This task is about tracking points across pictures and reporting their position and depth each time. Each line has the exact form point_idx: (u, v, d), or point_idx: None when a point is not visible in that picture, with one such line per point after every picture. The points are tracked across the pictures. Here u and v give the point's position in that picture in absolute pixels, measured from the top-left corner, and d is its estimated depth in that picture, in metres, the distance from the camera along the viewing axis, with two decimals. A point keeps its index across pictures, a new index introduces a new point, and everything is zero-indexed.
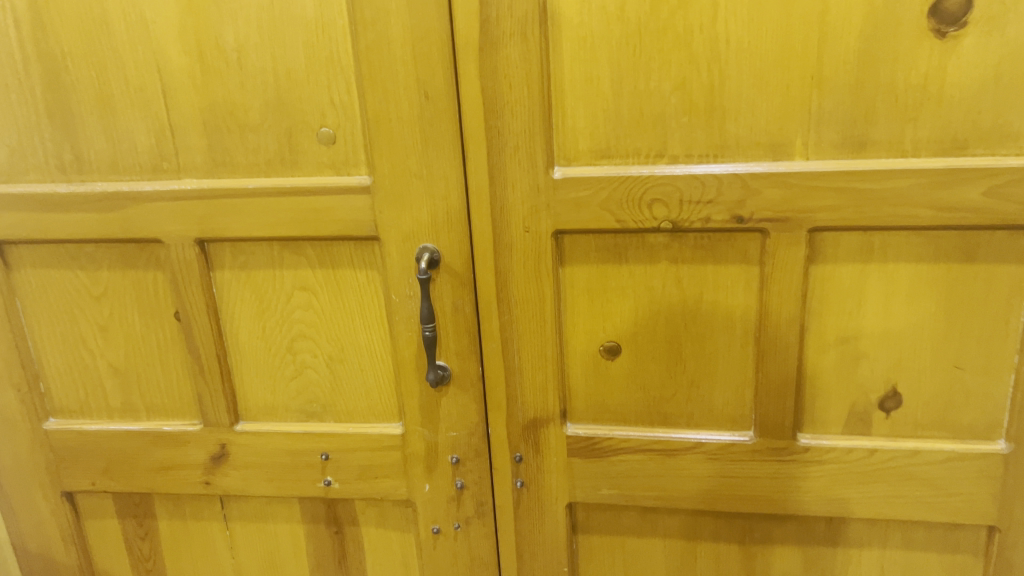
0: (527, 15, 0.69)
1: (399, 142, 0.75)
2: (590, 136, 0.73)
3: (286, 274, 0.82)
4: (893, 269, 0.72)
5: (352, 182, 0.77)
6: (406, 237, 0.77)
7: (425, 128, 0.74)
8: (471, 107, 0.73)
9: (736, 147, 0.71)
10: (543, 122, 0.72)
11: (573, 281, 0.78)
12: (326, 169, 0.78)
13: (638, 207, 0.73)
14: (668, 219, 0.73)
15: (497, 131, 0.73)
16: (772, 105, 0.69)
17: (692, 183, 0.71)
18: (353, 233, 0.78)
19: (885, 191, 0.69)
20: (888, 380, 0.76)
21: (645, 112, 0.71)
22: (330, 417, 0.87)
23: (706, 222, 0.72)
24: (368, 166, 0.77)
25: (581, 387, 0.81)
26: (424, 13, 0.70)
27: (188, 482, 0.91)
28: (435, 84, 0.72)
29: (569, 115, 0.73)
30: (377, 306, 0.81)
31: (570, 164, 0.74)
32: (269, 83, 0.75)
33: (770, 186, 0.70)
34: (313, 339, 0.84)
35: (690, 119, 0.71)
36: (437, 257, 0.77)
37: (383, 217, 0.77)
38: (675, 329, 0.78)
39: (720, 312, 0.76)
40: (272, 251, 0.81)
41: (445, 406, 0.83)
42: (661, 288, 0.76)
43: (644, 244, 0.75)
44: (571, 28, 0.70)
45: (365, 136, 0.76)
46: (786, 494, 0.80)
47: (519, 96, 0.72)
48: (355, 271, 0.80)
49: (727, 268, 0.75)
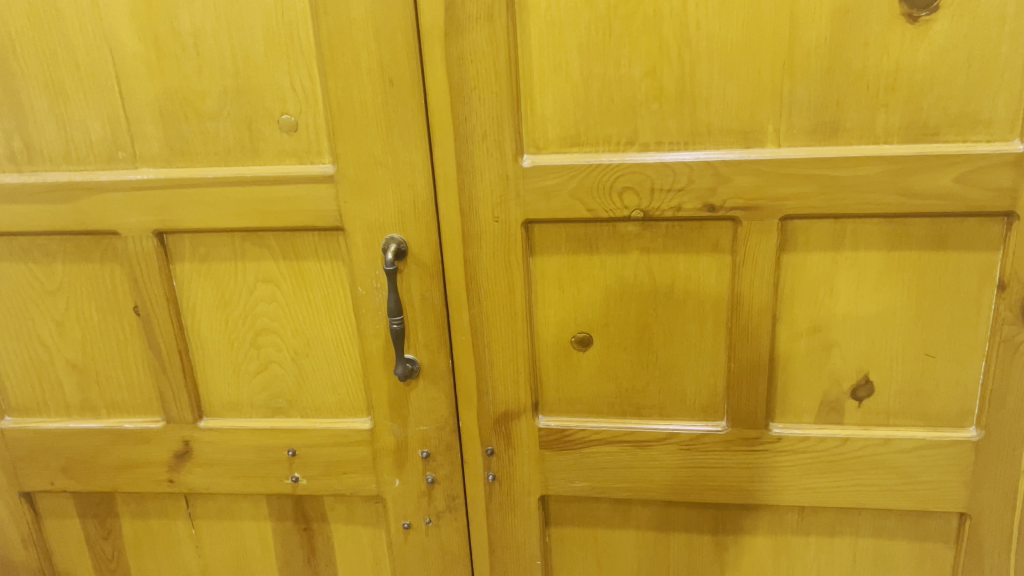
0: None
1: (364, 130, 0.73)
2: (559, 123, 0.71)
3: (249, 267, 0.79)
4: (865, 257, 0.72)
5: (315, 171, 0.75)
6: (371, 228, 0.75)
7: (390, 115, 0.72)
8: (436, 95, 0.71)
9: (707, 134, 0.70)
10: (511, 110, 0.71)
11: (544, 271, 0.76)
12: (288, 158, 0.75)
13: (608, 196, 0.72)
14: (639, 208, 0.72)
15: (464, 119, 0.71)
16: (743, 91, 0.68)
17: (663, 171, 0.70)
18: (317, 224, 0.76)
19: (857, 178, 0.68)
20: (860, 369, 0.75)
21: (615, 99, 0.70)
22: (296, 412, 0.85)
23: (678, 210, 0.71)
24: (332, 155, 0.74)
25: (553, 379, 0.80)
26: None
27: (151, 481, 0.88)
28: (400, 71, 0.70)
29: (538, 102, 0.71)
30: (344, 299, 0.79)
31: (539, 152, 0.72)
32: (228, 69, 0.73)
33: (742, 173, 0.69)
34: (277, 333, 0.81)
35: (660, 105, 0.69)
36: (404, 248, 0.75)
37: (348, 207, 0.75)
38: (646, 319, 0.77)
39: (692, 301, 0.75)
40: (234, 243, 0.79)
41: (414, 400, 0.81)
42: (633, 277, 0.75)
43: (615, 233, 0.74)
44: (538, 12, 0.68)
45: (329, 124, 0.73)
46: (759, 484, 0.80)
47: (486, 82, 0.70)
48: (319, 263, 0.78)
49: (699, 257, 0.74)
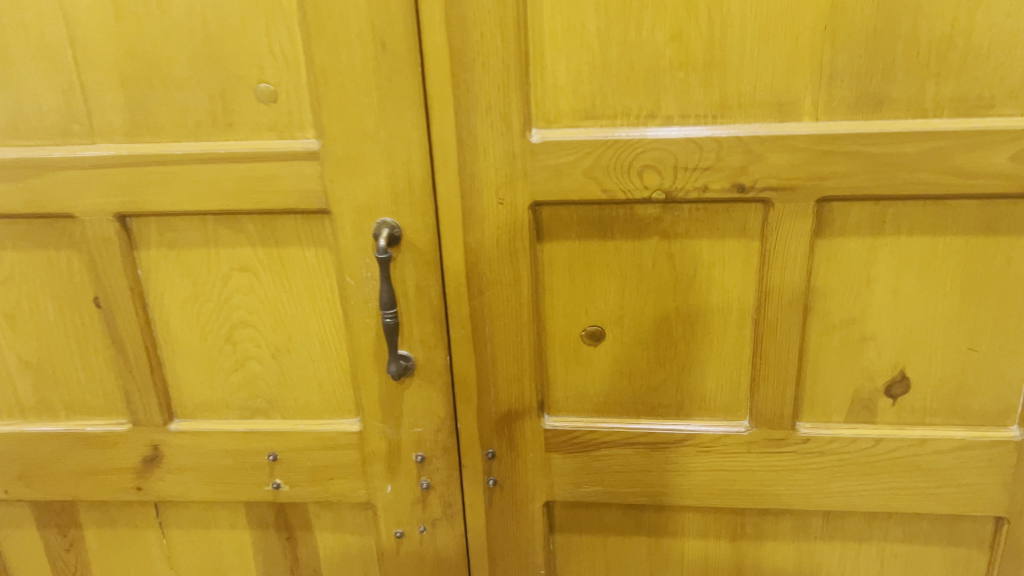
0: None
1: (352, 100, 0.65)
2: (571, 93, 0.64)
3: (223, 254, 0.71)
4: (907, 242, 0.65)
5: (297, 147, 0.66)
6: (361, 211, 0.68)
7: (382, 84, 0.64)
8: (435, 61, 0.63)
9: (738, 106, 0.62)
10: (519, 79, 0.63)
11: (553, 258, 0.69)
12: (266, 132, 0.67)
13: (627, 175, 0.65)
14: (661, 188, 0.65)
15: (465, 88, 0.64)
16: (779, 58, 0.61)
17: (689, 147, 0.63)
18: (299, 206, 0.68)
19: (904, 156, 0.62)
20: (895, 365, 0.69)
21: (635, 66, 0.62)
22: (277, 413, 0.77)
23: (703, 191, 0.64)
24: (316, 128, 0.66)
25: (561, 376, 0.73)
26: None
27: (117, 488, 0.80)
28: (393, 33, 0.62)
29: (549, 69, 0.63)
30: (329, 289, 0.72)
31: (550, 126, 0.65)
32: (197, 30, 0.64)
33: (776, 150, 0.62)
34: (256, 327, 0.74)
35: (686, 73, 0.62)
36: (397, 233, 0.68)
37: (334, 188, 0.67)
38: (665, 310, 0.70)
39: (715, 291, 0.69)
40: (207, 228, 0.70)
41: (409, 400, 0.74)
42: (651, 266, 0.68)
43: (632, 216, 0.67)
44: None
45: (312, 94, 0.65)
46: (782, 488, 0.74)
47: (491, 47, 0.62)
48: (303, 250, 0.70)
49: (724, 243, 0.67)
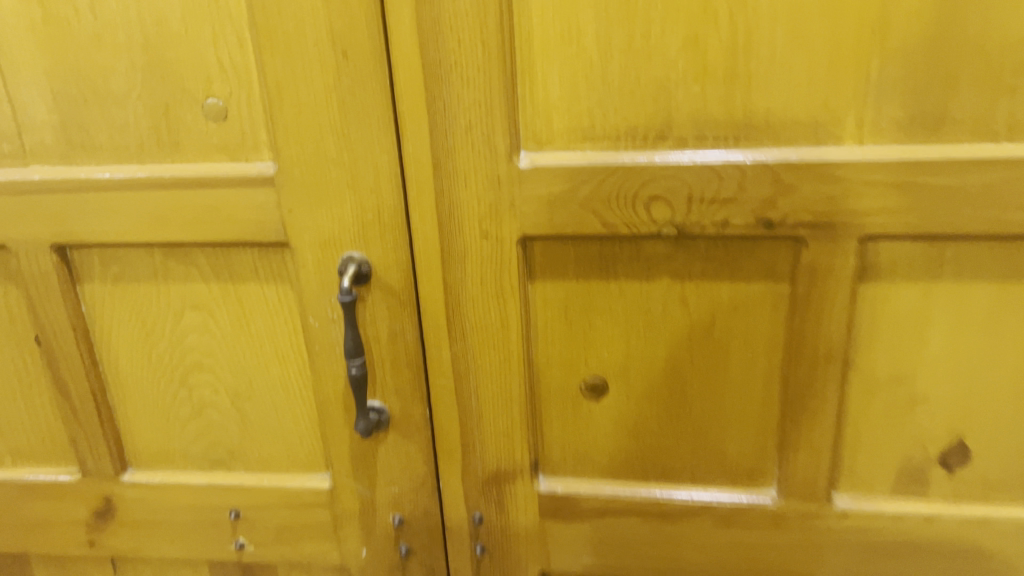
0: None
1: (311, 119, 0.55)
2: (566, 110, 0.54)
3: (174, 290, 0.63)
4: (969, 290, 0.54)
5: (250, 171, 0.58)
6: (325, 244, 0.59)
7: (345, 100, 0.55)
8: (405, 73, 0.54)
9: (766, 126, 0.52)
10: (503, 94, 0.53)
11: (547, 299, 0.60)
12: (216, 154, 0.58)
13: (631, 208, 0.55)
14: (672, 223, 0.55)
15: (441, 104, 0.54)
16: (816, 70, 0.50)
17: (705, 175, 0.53)
18: (255, 238, 0.59)
19: (968, 188, 0.51)
20: (951, 431, 0.58)
21: (642, 79, 0.52)
22: (240, 466, 0.69)
23: (722, 227, 0.54)
24: (272, 150, 0.57)
25: (558, 434, 0.64)
26: None
27: (68, 543, 0.73)
28: (356, 40, 0.53)
29: (539, 82, 0.54)
30: (293, 330, 0.63)
31: (541, 148, 0.55)
32: (135, 37, 0.56)
33: (811, 180, 0.52)
34: (213, 371, 0.65)
35: (702, 88, 0.52)
36: (366, 270, 0.59)
37: (294, 218, 0.58)
38: (678, 362, 0.60)
39: (737, 342, 0.58)
40: (154, 262, 0.62)
41: (384, 456, 0.65)
42: (661, 311, 0.58)
43: (639, 254, 0.57)
44: None
45: (265, 110, 0.56)
46: (815, 569, 0.63)
47: (470, 56, 0.53)
48: (262, 286, 0.62)
49: (749, 288, 0.56)
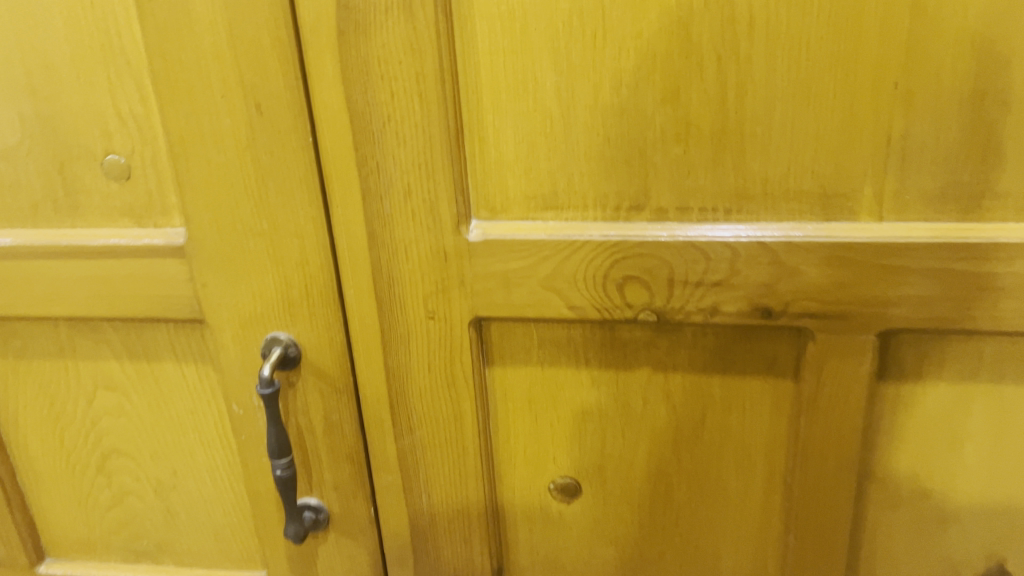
0: None
1: (224, 181, 0.47)
2: (524, 173, 0.45)
3: (83, 367, 0.55)
4: (1012, 393, 0.45)
5: (159, 238, 0.49)
6: (247, 323, 0.50)
7: (261, 160, 0.46)
8: (330, 130, 0.45)
9: (764, 197, 0.43)
10: (447, 155, 0.45)
11: (507, 389, 0.50)
12: (120, 218, 0.50)
13: (602, 289, 0.45)
14: (650, 308, 0.45)
15: (374, 166, 0.45)
16: (823, 131, 0.41)
17: (690, 254, 0.44)
18: (168, 314, 0.51)
19: (1010, 276, 0.41)
20: (989, 554, 0.48)
21: (613, 139, 0.43)
22: (166, 559, 0.60)
23: (711, 314, 0.45)
24: (182, 215, 0.49)
25: (524, 540, 0.55)
26: None
27: None
28: (271, 91, 0.44)
29: (491, 141, 0.45)
30: (217, 416, 0.54)
31: (495, 217, 0.46)
32: (21, 84, 0.47)
33: (819, 262, 0.43)
34: (130, 457, 0.57)
35: (686, 150, 0.43)
36: (294, 353, 0.50)
37: (210, 293, 0.50)
38: (662, 465, 0.50)
39: (731, 444, 0.49)
40: (59, 337, 0.54)
41: (325, 557, 0.57)
42: (641, 407, 0.49)
43: (614, 341, 0.47)
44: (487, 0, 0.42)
45: (173, 170, 0.48)
46: None
47: (406, 110, 0.44)
48: (179, 366, 0.53)
49: (745, 383, 0.47)
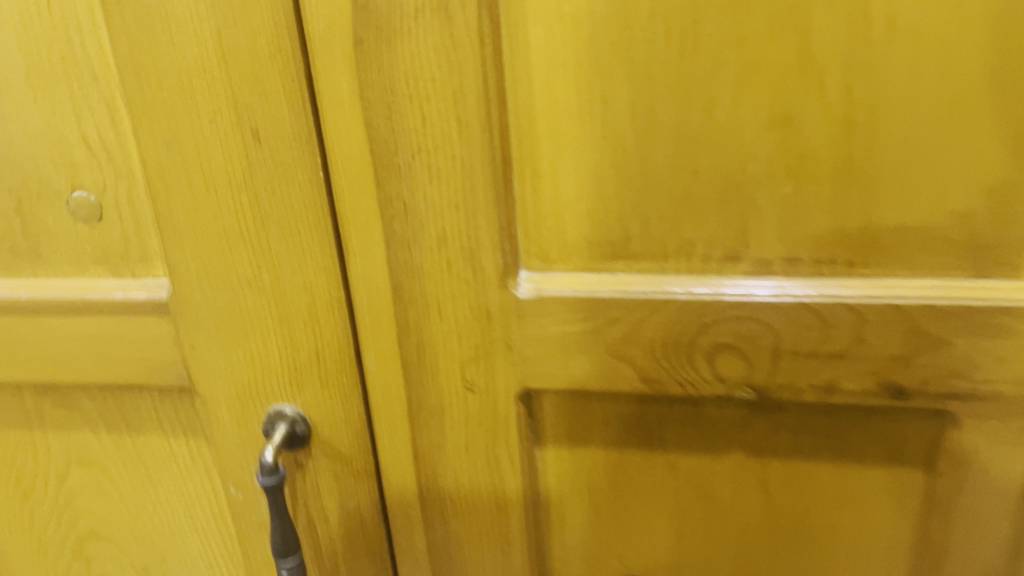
0: None
1: (213, 225, 0.38)
2: (587, 215, 0.36)
3: (55, 440, 0.46)
4: None
5: (137, 293, 0.41)
6: (246, 393, 0.42)
7: (260, 200, 0.37)
8: (346, 162, 0.36)
9: (897, 248, 0.34)
10: (492, 193, 0.36)
11: (562, 474, 0.41)
12: (91, 267, 0.41)
13: (686, 359, 0.36)
14: (748, 383, 0.36)
15: (400, 207, 0.36)
16: (980, 167, 0.32)
17: (802, 318, 0.35)
18: (151, 381, 0.42)
19: None
20: None
21: (703, 174, 0.34)
22: None
23: (826, 392, 0.36)
24: (165, 265, 0.40)
25: None
26: None
27: None
28: (271, 116, 0.35)
29: (547, 176, 0.36)
30: (212, 497, 0.46)
31: (550, 267, 0.37)
32: None
33: (969, 331, 0.34)
34: (112, 542, 0.48)
35: (797, 188, 0.34)
36: (303, 430, 0.42)
37: (200, 358, 0.41)
38: (753, 566, 0.41)
39: (841, 545, 0.40)
40: (25, 405, 0.45)
41: None
42: (730, 497, 0.40)
43: (698, 419, 0.38)
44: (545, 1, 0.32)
45: (152, 212, 0.39)
46: None
47: (441, 139, 0.35)
48: (166, 440, 0.45)
49: (862, 473, 0.38)
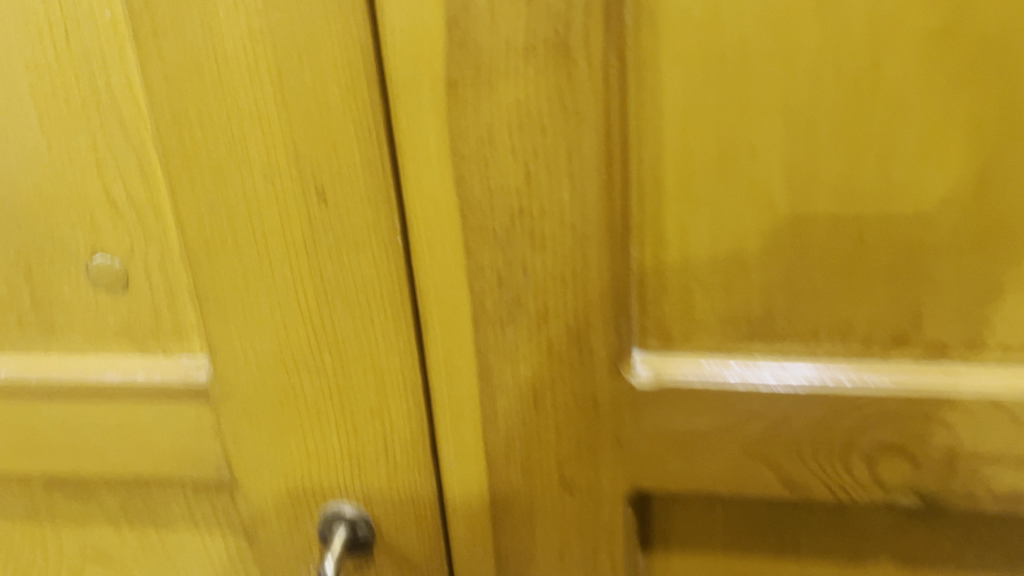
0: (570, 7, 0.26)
1: (266, 300, 0.32)
2: (722, 291, 0.30)
3: (68, 537, 0.40)
4: None
5: (171, 376, 0.34)
6: (299, 490, 0.35)
7: (324, 271, 0.31)
8: (430, 228, 0.30)
9: None
10: (607, 266, 0.29)
11: None
12: (115, 345, 0.35)
13: (840, 459, 0.31)
14: (914, 489, 0.31)
15: (493, 281, 0.30)
16: None
17: (987, 417, 0.29)
18: (186, 475, 0.36)
19: None
20: None
21: (870, 245, 0.28)
22: None
23: (1010, 501, 0.30)
24: (204, 343, 0.34)
25: None
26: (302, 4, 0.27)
27: None
28: (343, 173, 0.29)
29: (673, 246, 0.29)
30: None
31: (672, 349, 0.31)
32: None
33: None
34: None
35: (987, 262, 0.28)
36: (365, 530, 0.36)
37: (245, 450, 0.35)
38: None
39: None
40: (34, 497, 0.39)
41: None
42: None
43: (844, 527, 0.32)
44: (686, 39, 0.26)
45: (191, 283, 0.33)
46: None
47: (548, 202, 0.29)
48: (200, 540, 0.38)
49: None
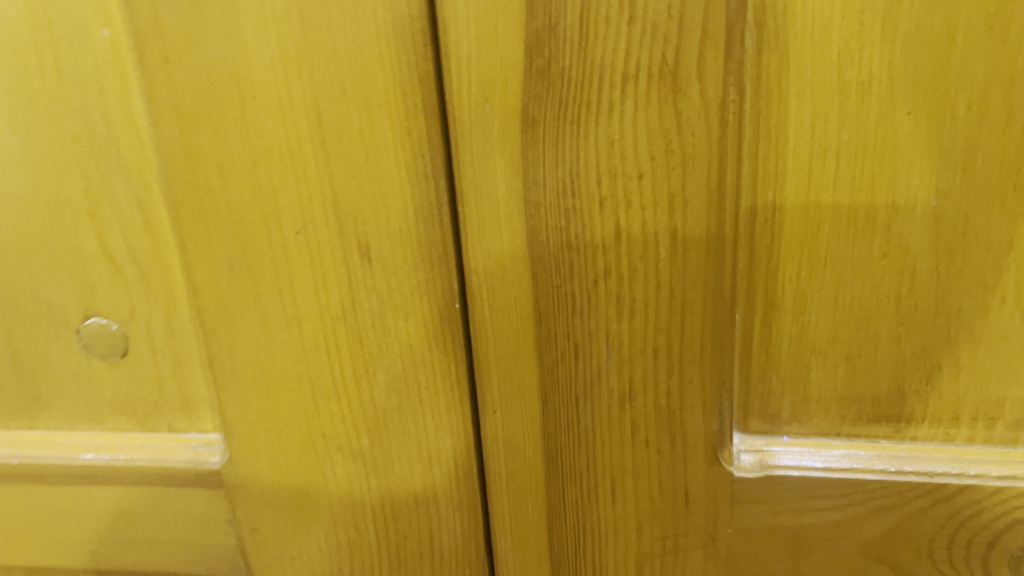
0: (680, 29, 0.21)
1: (291, 372, 0.27)
2: (844, 365, 0.25)
3: None
4: None
5: (178, 456, 0.29)
6: None
7: (362, 339, 0.26)
8: (494, 289, 0.25)
9: None
10: (709, 337, 0.24)
11: None
12: (113, 420, 0.30)
13: (982, 566, 0.25)
14: None
15: (569, 352, 0.25)
16: None
17: None
18: (195, 569, 0.31)
19: None
20: None
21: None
22: None
23: None
24: (218, 419, 0.29)
25: None
26: (344, 24, 0.22)
27: None
28: (390, 226, 0.24)
29: (788, 311, 0.24)
30: None
31: (778, 429, 0.26)
32: None
33: None
34: None
35: None
36: None
37: (264, 542, 0.30)
38: None
39: None
40: None
41: None
42: None
43: None
44: (820, 67, 0.22)
45: (203, 350, 0.28)
46: None
47: (639, 260, 0.24)
48: None
49: None
